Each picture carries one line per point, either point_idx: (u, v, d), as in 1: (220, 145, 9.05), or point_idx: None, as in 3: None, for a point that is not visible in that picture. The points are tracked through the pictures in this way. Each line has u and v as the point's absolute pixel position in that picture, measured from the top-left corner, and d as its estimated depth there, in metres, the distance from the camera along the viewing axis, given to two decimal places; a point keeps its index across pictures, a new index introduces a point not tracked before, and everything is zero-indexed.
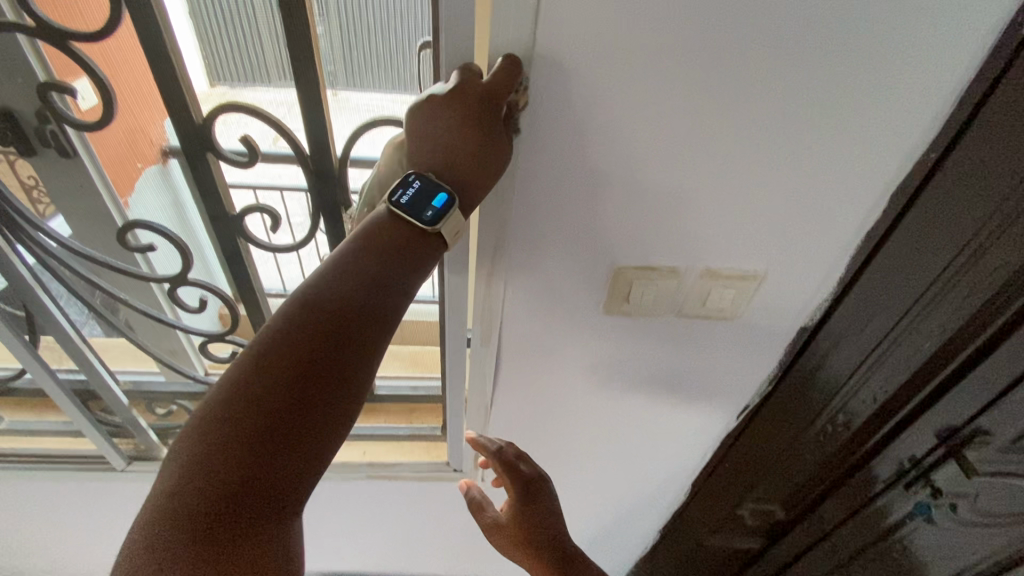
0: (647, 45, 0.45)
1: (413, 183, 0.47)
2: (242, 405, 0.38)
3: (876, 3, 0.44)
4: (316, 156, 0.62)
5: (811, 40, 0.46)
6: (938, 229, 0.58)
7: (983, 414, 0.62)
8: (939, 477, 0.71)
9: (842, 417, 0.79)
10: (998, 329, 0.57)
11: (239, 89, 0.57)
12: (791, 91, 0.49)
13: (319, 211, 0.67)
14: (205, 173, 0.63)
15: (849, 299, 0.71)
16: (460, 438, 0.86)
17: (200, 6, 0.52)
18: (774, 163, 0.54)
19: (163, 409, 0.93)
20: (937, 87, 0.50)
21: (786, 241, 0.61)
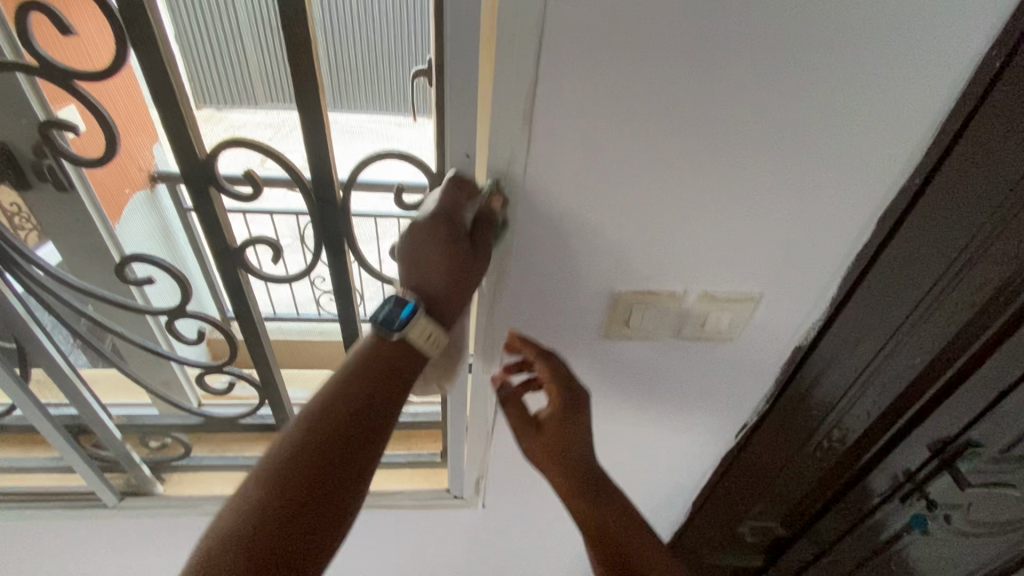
0: (644, 79, 0.47)
1: (387, 303, 0.53)
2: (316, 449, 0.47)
3: (858, 39, 0.47)
4: (316, 189, 0.62)
5: (800, 72, 0.48)
6: (927, 246, 0.60)
7: (973, 426, 0.66)
8: (933, 489, 0.75)
9: (838, 432, 0.81)
10: (984, 343, 0.61)
11: (229, 110, 0.57)
12: (782, 121, 0.51)
13: (320, 240, 0.66)
14: (208, 209, 0.62)
15: (837, 324, 0.72)
16: (461, 465, 0.85)
17: (197, 31, 0.52)
18: (768, 189, 0.56)
19: (156, 442, 0.91)
20: (920, 115, 0.53)
21: (781, 263, 0.63)
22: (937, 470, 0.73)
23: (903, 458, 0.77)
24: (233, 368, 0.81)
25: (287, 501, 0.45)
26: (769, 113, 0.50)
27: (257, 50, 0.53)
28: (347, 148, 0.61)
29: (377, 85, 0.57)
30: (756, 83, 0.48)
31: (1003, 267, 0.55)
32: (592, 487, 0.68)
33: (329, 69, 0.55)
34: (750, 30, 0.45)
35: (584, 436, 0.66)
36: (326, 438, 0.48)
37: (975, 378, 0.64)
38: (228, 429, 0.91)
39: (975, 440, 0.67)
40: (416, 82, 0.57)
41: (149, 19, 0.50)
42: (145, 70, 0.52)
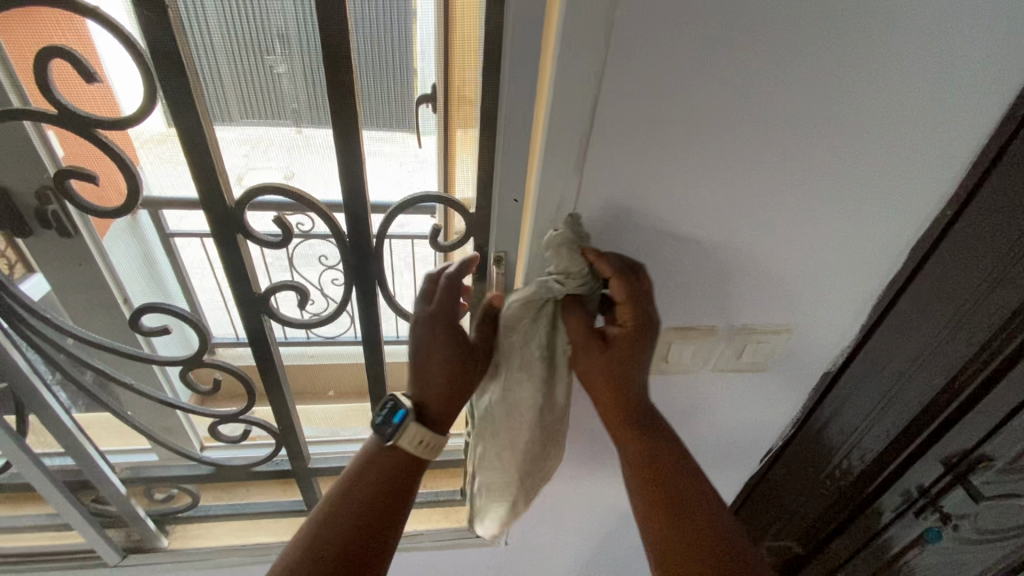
0: (687, 132, 0.47)
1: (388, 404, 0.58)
2: (358, 503, 0.57)
3: (892, 90, 0.48)
4: (353, 228, 0.61)
5: (835, 122, 0.49)
6: (954, 278, 0.62)
7: (988, 440, 0.72)
8: (947, 502, 0.80)
9: (858, 451, 0.84)
10: (999, 364, 0.66)
11: (240, 123, 0.54)
12: (815, 168, 0.52)
13: (351, 278, 0.65)
14: (235, 258, 0.62)
15: (867, 351, 0.73)
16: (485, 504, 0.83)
17: (210, 45, 0.50)
18: (802, 231, 0.57)
19: (162, 494, 0.88)
20: (949, 159, 0.54)
21: (813, 301, 0.63)
22: (953, 484, 0.78)
23: (918, 474, 0.81)
24: (248, 415, 0.80)
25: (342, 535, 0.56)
26: (810, 161, 0.52)
27: (241, 71, 0.52)
28: (391, 184, 0.61)
29: (386, 104, 0.56)
30: (801, 134, 0.49)
31: (1018, 295, 0.60)
32: (650, 421, 0.59)
33: (361, 100, 0.55)
34: (799, 86, 0.46)
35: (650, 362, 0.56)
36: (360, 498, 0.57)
37: (994, 394, 0.68)
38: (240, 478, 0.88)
39: (988, 454, 0.73)
40: (422, 108, 0.57)
41: (181, 63, 0.49)
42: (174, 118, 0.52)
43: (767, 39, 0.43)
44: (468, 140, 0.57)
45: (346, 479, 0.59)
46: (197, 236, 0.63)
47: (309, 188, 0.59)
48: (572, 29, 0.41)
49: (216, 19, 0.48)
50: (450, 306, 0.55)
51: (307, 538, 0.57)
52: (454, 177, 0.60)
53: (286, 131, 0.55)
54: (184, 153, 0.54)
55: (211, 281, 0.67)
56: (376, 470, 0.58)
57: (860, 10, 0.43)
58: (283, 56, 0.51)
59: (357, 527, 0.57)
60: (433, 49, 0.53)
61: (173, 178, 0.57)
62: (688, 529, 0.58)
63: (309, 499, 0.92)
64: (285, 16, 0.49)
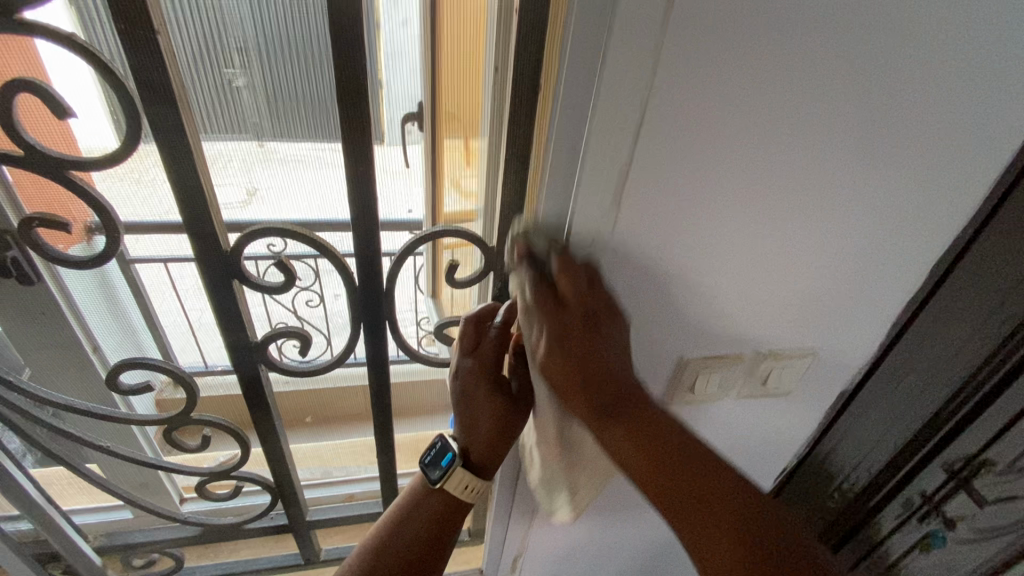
0: (710, 183, 0.51)
1: (437, 443, 0.68)
2: (418, 520, 0.67)
3: (895, 143, 0.52)
4: (366, 271, 0.64)
5: (846, 171, 0.53)
6: (980, 283, 0.63)
7: (993, 444, 0.74)
8: (949, 507, 0.83)
9: (865, 466, 0.85)
10: (1015, 360, 0.66)
11: (227, 140, 0.54)
12: (824, 213, 0.56)
13: (360, 318, 0.69)
14: (229, 304, 0.64)
15: (883, 369, 0.74)
16: (500, 541, 0.86)
17: (198, 59, 0.48)
18: (811, 269, 0.61)
19: (140, 559, 0.92)
20: (948, 201, 0.58)
21: (816, 331, 0.68)
22: (955, 490, 0.80)
23: (923, 483, 0.83)
24: (240, 470, 0.83)
25: (407, 547, 0.66)
26: (820, 209, 0.56)
27: (201, 87, 0.50)
28: (395, 203, 0.61)
29: (378, 115, 0.54)
30: (813, 185, 0.54)
31: None
32: (626, 407, 0.53)
33: (373, 116, 0.54)
34: (812, 144, 0.51)
35: (614, 343, 0.53)
36: (419, 516, 0.67)
37: (1003, 399, 0.69)
38: (233, 536, 0.92)
39: (990, 459, 0.75)
40: (408, 128, 0.56)
41: (173, 96, 0.48)
42: (168, 165, 0.52)
43: (785, 104, 0.48)
44: (463, 149, 0.60)
45: (403, 506, 0.68)
46: (160, 261, 0.62)
47: (273, 202, 0.59)
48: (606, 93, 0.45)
49: (186, 37, 0.47)
50: (491, 351, 0.61)
51: (372, 548, 0.66)
52: (440, 190, 0.62)
53: (247, 145, 0.54)
54: (177, 198, 0.54)
55: (172, 303, 0.66)
56: (422, 508, 0.68)
57: (870, 80, 0.48)
58: (241, 69, 0.50)
59: (419, 539, 0.66)
60: (418, 66, 0.53)
61: (132, 197, 0.56)
62: (710, 515, 0.51)
63: (305, 554, 0.98)
64: (245, 30, 0.48)
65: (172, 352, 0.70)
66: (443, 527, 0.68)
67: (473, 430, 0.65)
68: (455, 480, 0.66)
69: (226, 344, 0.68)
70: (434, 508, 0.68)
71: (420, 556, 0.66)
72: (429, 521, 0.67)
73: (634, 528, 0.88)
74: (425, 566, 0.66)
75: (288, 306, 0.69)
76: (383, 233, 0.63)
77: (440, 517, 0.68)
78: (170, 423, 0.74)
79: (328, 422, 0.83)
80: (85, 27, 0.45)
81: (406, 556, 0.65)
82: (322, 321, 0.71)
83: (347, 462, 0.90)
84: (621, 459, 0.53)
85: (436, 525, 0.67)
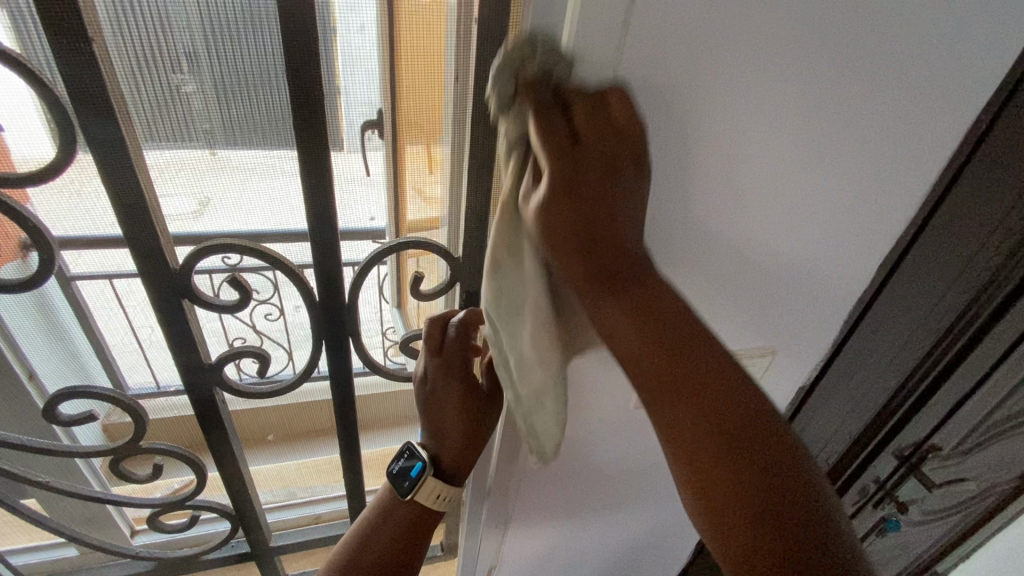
0: (671, 190, 0.53)
1: (405, 451, 0.67)
2: (391, 528, 0.66)
3: (841, 150, 0.54)
4: (327, 286, 0.63)
5: (797, 178, 0.55)
6: (924, 277, 0.65)
7: (939, 429, 0.79)
8: (902, 491, 0.89)
9: (824, 455, 0.89)
10: (956, 351, 0.70)
11: (175, 149, 0.51)
12: (778, 218, 0.58)
13: (322, 335, 0.67)
14: (181, 323, 0.61)
15: (839, 360, 0.77)
16: (474, 553, 0.85)
17: (137, 64, 0.45)
18: (768, 273, 0.63)
19: None
20: (893, 205, 0.61)
21: (774, 329, 0.71)
22: (905, 475, 0.86)
23: (876, 469, 0.87)
24: (197, 498, 0.79)
25: (382, 552, 0.65)
26: (784, 212, 0.58)
27: (142, 92, 0.47)
28: (355, 212, 0.59)
29: (335, 120, 0.53)
30: (770, 192, 0.56)
31: (978, 276, 0.63)
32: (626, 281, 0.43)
33: (331, 122, 0.53)
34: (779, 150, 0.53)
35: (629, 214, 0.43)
36: (392, 524, 0.66)
37: (947, 385, 0.74)
38: (189, 567, 0.87)
39: (936, 443, 0.81)
40: (368, 134, 0.54)
41: (112, 108, 0.46)
42: (105, 176, 0.50)
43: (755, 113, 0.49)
44: (425, 156, 0.57)
45: (375, 514, 0.67)
46: (101, 278, 0.57)
47: (227, 214, 0.56)
48: None
49: (121, 39, 0.44)
50: (458, 355, 0.60)
51: (345, 553, 0.65)
52: (404, 197, 0.59)
53: (198, 154, 0.51)
54: (117, 212, 0.52)
55: (118, 321, 0.62)
56: (394, 519, 0.66)
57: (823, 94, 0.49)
58: (190, 74, 0.47)
59: (393, 545, 0.65)
60: (374, 66, 0.50)
61: (69, 210, 0.52)
62: (725, 454, 0.40)
63: None
64: (191, 30, 0.45)
65: (121, 375, 0.66)
66: (417, 532, 0.67)
67: (443, 439, 0.65)
68: (426, 489, 0.66)
69: (178, 365, 0.65)
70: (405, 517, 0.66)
71: (395, 561, 0.65)
72: (403, 527, 0.66)
73: (608, 532, 0.89)
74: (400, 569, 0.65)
75: (245, 321, 0.66)
76: (344, 243, 0.61)
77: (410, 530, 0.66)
78: (118, 449, 0.70)
79: (295, 445, 0.80)
80: (16, 33, 0.42)
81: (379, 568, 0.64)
82: (282, 335, 0.68)
83: (313, 483, 0.88)
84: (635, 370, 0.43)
85: (410, 531, 0.66)
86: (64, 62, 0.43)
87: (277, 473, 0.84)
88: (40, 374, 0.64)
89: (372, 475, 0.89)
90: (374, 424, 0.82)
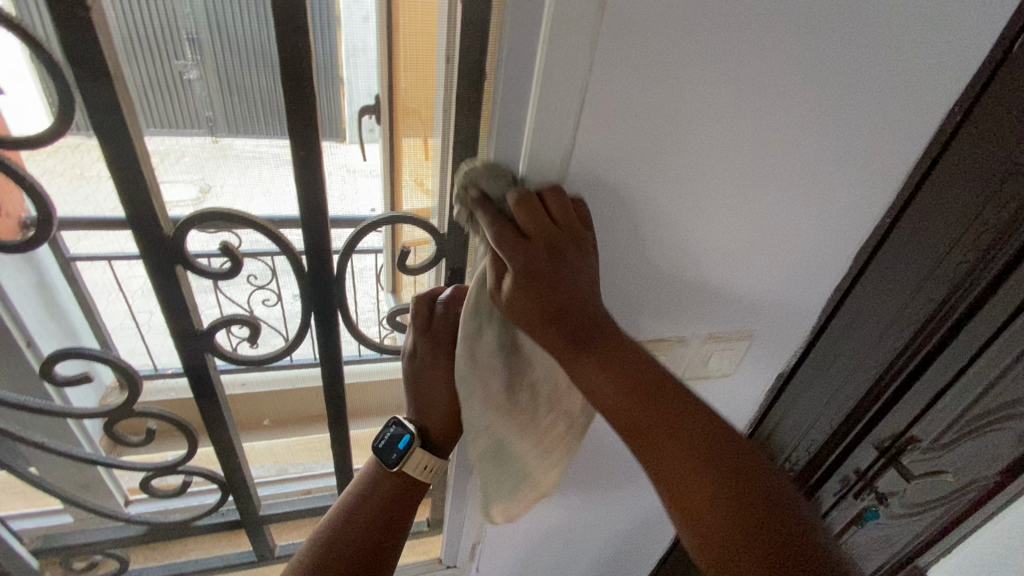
0: (652, 170, 0.57)
1: (392, 426, 0.68)
2: (380, 497, 0.68)
3: (807, 138, 0.59)
4: (316, 263, 0.64)
5: (767, 163, 0.60)
6: (944, 212, 0.66)
7: (916, 423, 0.83)
8: (882, 482, 0.92)
9: (807, 446, 0.95)
10: (968, 306, 0.69)
11: (177, 134, 0.55)
12: (750, 202, 0.63)
13: (312, 308, 0.68)
14: (175, 293, 0.63)
15: (846, 307, 0.79)
16: (459, 529, 0.88)
17: (139, 44, 0.49)
18: (740, 255, 0.68)
19: (82, 561, 0.88)
20: (854, 188, 0.66)
21: (748, 309, 0.75)
22: (886, 467, 0.89)
23: (857, 459, 0.91)
24: (188, 465, 0.81)
25: (372, 520, 0.67)
26: (753, 196, 0.62)
27: (149, 77, 0.51)
28: (346, 197, 0.63)
29: (330, 103, 0.55)
30: (740, 176, 0.60)
31: (1006, 212, 0.62)
32: (584, 336, 0.52)
33: (322, 109, 0.55)
34: (753, 136, 0.57)
35: (576, 276, 0.51)
36: (380, 494, 0.68)
37: (926, 375, 0.77)
38: (182, 534, 0.89)
39: (915, 436, 0.84)
40: (364, 120, 0.58)
41: (108, 72, 0.47)
42: (102, 139, 0.50)
43: (728, 100, 0.53)
44: (421, 146, 0.60)
45: (364, 483, 0.69)
46: (102, 260, 0.61)
47: (227, 200, 0.59)
48: (545, 75, 0.47)
49: (128, 19, 0.47)
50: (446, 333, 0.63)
51: (335, 520, 0.67)
52: (400, 187, 0.63)
53: (201, 140, 0.56)
54: (112, 177, 0.53)
55: (118, 304, 0.66)
56: (382, 488, 0.69)
57: (787, 78, 0.53)
58: (194, 62, 0.52)
59: (383, 512, 0.68)
60: (372, 61, 0.55)
61: (69, 187, 0.55)
62: (683, 450, 0.51)
63: (259, 551, 0.96)
64: (197, 20, 0.49)
65: (109, 338, 0.68)
66: (406, 499, 0.69)
67: (432, 408, 0.67)
68: (415, 459, 0.68)
69: (171, 332, 0.67)
70: (391, 490, 0.69)
71: (384, 527, 0.67)
72: (392, 497, 0.68)
73: (590, 510, 0.92)
74: (389, 535, 0.67)
75: (243, 306, 0.69)
76: (332, 229, 0.64)
77: (397, 503, 0.69)
78: (111, 415, 0.71)
79: (293, 422, 0.83)
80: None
81: (366, 547, 0.65)
82: (280, 322, 0.71)
83: (303, 459, 0.89)
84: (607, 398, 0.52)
85: (399, 499, 0.69)
86: (64, 30, 0.44)
87: (270, 446, 0.86)
88: (38, 338, 0.66)
89: (362, 454, 0.91)
90: (367, 410, 0.84)
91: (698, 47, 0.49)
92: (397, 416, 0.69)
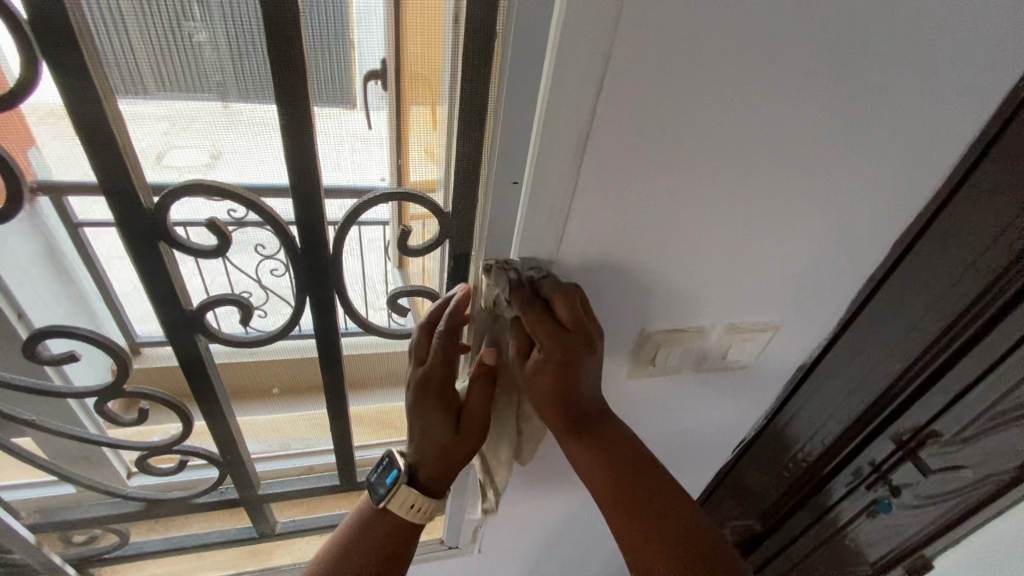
0: (667, 149, 0.53)
1: (384, 461, 0.68)
2: (374, 534, 0.66)
3: (833, 117, 0.55)
4: (308, 239, 0.61)
5: (789, 145, 0.56)
6: (994, 198, 0.62)
7: (938, 417, 0.81)
8: (896, 476, 0.90)
9: (822, 438, 0.91)
10: (1009, 299, 0.67)
11: (175, 99, 0.49)
12: (771, 185, 0.59)
13: (306, 289, 0.66)
14: (158, 270, 0.60)
15: (878, 298, 0.74)
16: (461, 515, 0.87)
17: (125, 2, 0.44)
18: (760, 244, 0.64)
19: (82, 536, 0.89)
20: (885, 176, 0.61)
21: (765, 302, 0.72)
22: (902, 458, 0.87)
23: (873, 452, 0.89)
24: (185, 444, 0.81)
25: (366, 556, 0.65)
26: (777, 180, 0.58)
27: (157, 40, 0.46)
28: (345, 169, 0.57)
29: (328, 69, 0.51)
30: (760, 158, 0.56)
31: None
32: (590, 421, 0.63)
33: (312, 72, 0.50)
34: (780, 115, 0.53)
35: (589, 370, 0.60)
36: (375, 531, 0.66)
37: (960, 367, 0.74)
38: (182, 511, 0.90)
39: (937, 430, 0.82)
40: (370, 87, 0.52)
41: (76, 32, 0.44)
42: (70, 105, 0.48)
43: (745, 73, 0.49)
44: (430, 115, 0.55)
45: (359, 516, 0.68)
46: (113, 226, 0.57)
47: (239, 167, 0.55)
48: (567, 30, 0.44)
49: None
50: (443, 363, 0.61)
51: (329, 552, 0.65)
52: (407, 155, 0.57)
53: (210, 107, 0.50)
54: (86, 146, 0.50)
55: (131, 272, 0.61)
56: (378, 523, 0.67)
57: (809, 50, 0.49)
58: (205, 23, 0.46)
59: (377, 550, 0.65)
60: (381, 26, 0.49)
61: (74, 154, 0.51)
62: (649, 511, 0.60)
63: (260, 527, 0.96)
64: None
65: (130, 324, 0.66)
66: (402, 540, 0.67)
67: (430, 436, 0.64)
68: (400, 495, 0.65)
69: (157, 311, 0.64)
70: (387, 525, 0.66)
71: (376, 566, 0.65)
72: (387, 536, 0.66)
73: (595, 495, 0.91)
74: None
75: (251, 275, 0.64)
76: (327, 200, 0.59)
77: (396, 536, 0.66)
78: (104, 394, 0.70)
79: (289, 406, 0.81)
80: None
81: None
82: (288, 292, 0.67)
83: (304, 439, 0.88)
84: (588, 461, 0.63)
85: (393, 539, 0.66)
86: None
87: (268, 428, 0.84)
88: (30, 314, 0.63)
89: (363, 435, 0.90)
90: (368, 391, 0.83)
91: (712, 14, 0.45)
92: (392, 450, 0.69)
